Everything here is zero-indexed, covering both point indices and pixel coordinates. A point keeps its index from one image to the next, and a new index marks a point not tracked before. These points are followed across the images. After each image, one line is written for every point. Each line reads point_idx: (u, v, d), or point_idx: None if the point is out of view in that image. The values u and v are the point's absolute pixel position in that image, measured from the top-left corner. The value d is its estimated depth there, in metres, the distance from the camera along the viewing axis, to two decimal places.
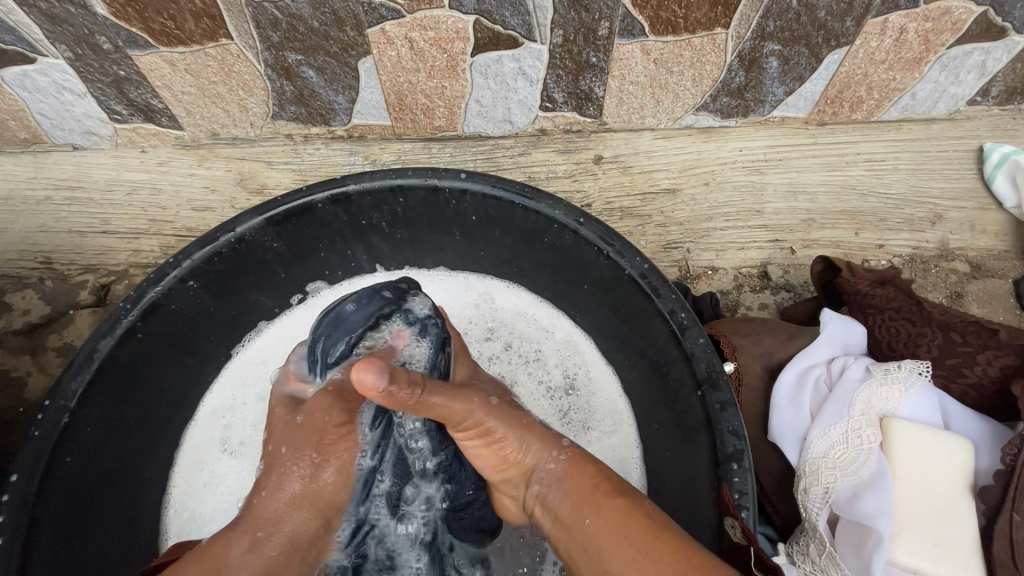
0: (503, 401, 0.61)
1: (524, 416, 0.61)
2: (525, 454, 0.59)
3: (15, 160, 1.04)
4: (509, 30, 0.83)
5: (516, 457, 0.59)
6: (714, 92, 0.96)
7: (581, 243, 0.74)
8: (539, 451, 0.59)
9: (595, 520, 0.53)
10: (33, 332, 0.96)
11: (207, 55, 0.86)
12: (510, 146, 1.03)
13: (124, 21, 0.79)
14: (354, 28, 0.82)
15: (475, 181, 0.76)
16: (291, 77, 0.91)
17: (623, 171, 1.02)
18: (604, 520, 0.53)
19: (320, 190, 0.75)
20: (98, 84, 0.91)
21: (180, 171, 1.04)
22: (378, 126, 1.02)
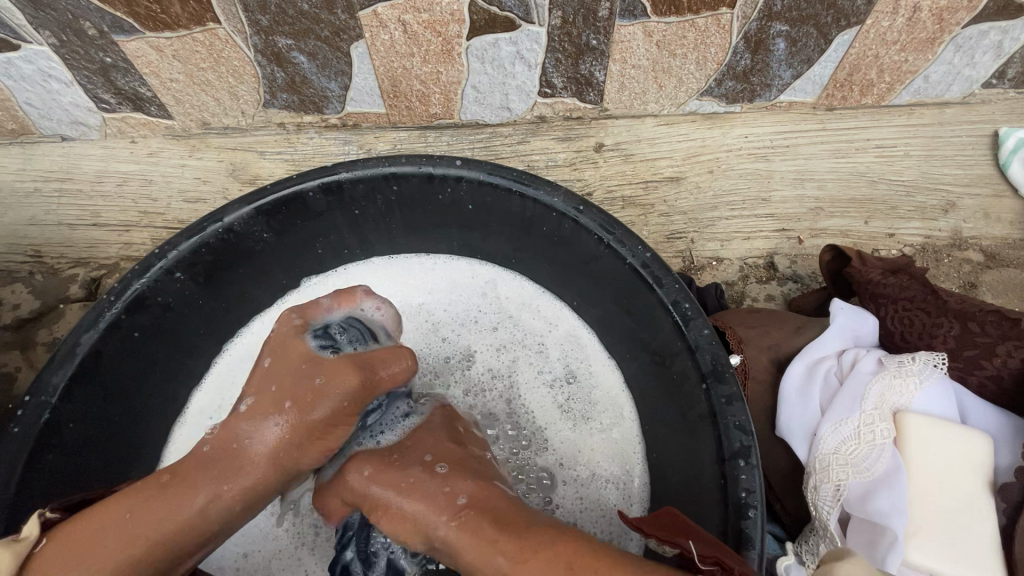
0: (380, 465, 0.61)
1: (401, 477, 0.59)
2: (416, 521, 0.55)
3: (3, 151, 1.02)
4: (505, 11, 0.80)
5: (401, 524, 0.56)
6: (719, 76, 0.93)
7: (580, 232, 0.72)
8: (426, 519, 0.54)
9: None
10: (22, 327, 0.94)
11: (195, 41, 0.83)
12: (509, 134, 1.01)
13: (108, 5, 0.77)
14: (345, 11, 0.79)
15: (470, 168, 0.73)
16: (282, 63, 0.88)
17: (625, 160, 0.99)
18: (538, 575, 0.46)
19: (311, 178, 0.73)
20: (84, 71, 0.88)
21: (171, 161, 1.02)
22: (373, 113, 0.99)
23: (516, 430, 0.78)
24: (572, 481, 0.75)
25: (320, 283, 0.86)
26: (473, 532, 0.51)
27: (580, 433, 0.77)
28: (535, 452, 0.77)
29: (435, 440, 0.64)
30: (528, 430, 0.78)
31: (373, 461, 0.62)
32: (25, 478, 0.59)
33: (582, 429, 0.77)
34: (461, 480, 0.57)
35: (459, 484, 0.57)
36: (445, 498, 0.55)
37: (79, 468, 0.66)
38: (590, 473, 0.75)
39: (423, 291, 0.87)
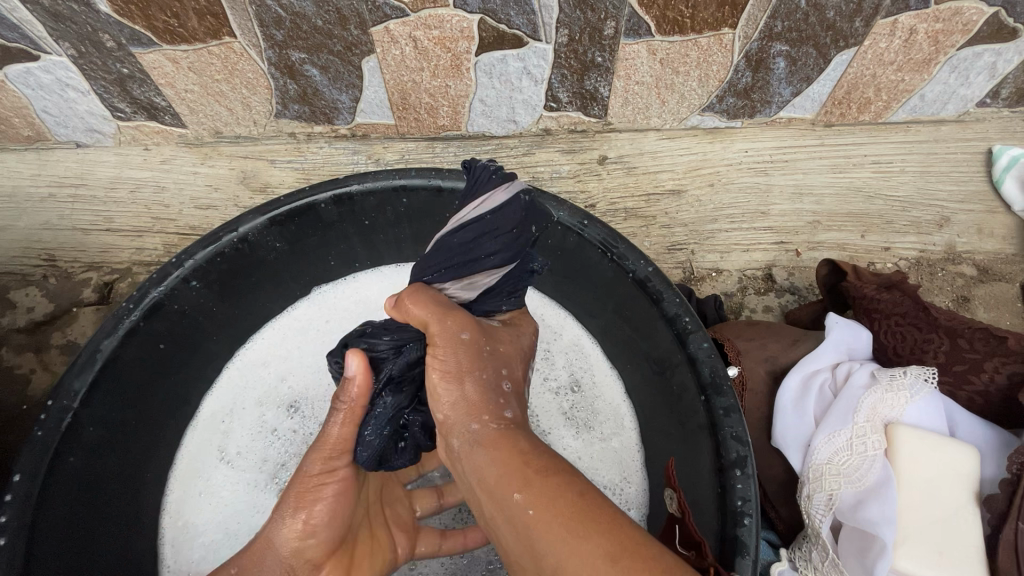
0: (477, 334, 0.54)
1: (484, 357, 0.54)
2: (459, 398, 0.51)
3: (19, 156, 1.04)
4: (513, 29, 0.82)
5: (447, 390, 0.51)
6: (720, 93, 0.95)
7: (584, 244, 0.74)
8: (472, 408, 0.50)
9: (531, 502, 0.42)
10: (36, 330, 0.96)
11: (210, 53, 0.86)
12: (514, 146, 1.03)
13: (128, 20, 0.79)
14: (358, 27, 0.82)
15: None
16: (294, 76, 0.90)
17: (628, 172, 1.02)
18: (550, 503, 0.41)
19: (323, 190, 0.75)
20: (101, 81, 0.90)
21: (183, 169, 1.04)
22: (382, 125, 1.01)
23: None
24: None
25: (329, 292, 0.89)
26: (504, 447, 0.47)
27: (582, 442, 0.79)
28: None
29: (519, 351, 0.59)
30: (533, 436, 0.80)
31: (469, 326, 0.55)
32: (47, 479, 0.61)
33: (584, 437, 0.80)
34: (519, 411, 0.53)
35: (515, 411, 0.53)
36: (497, 410, 0.51)
37: (97, 469, 0.68)
38: (591, 481, 0.77)
39: None
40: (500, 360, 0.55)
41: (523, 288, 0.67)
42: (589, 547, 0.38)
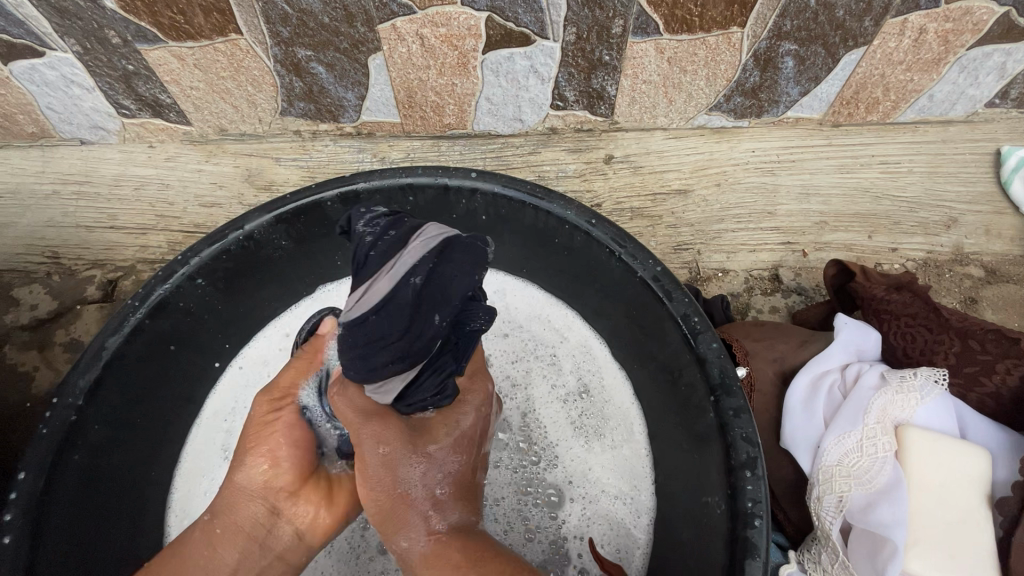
0: (396, 448, 0.58)
1: (411, 467, 0.58)
2: (393, 512, 0.59)
3: (24, 153, 1.04)
4: (521, 27, 0.82)
5: (379, 508, 0.59)
6: (728, 92, 0.95)
7: (592, 244, 0.74)
8: (404, 522, 0.58)
9: None
10: (39, 328, 0.96)
11: (216, 50, 0.85)
12: (520, 145, 1.02)
13: (134, 16, 0.79)
14: (365, 24, 0.81)
15: (485, 180, 0.76)
16: (300, 73, 0.90)
17: (634, 171, 1.01)
18: None
19: (329, 188, 0.75)
20: (107, 78, 0.90)
21: (188, 166, 1.04)
22: (388, 123, 1.01)
23: (527, 446, 0.80)
24: (579, 497, 0.76)
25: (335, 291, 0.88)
26: (435, 564, 0.56)
27: (590, 451, 0.79)
28: (544, 467, 0.78)
29: (462, 434, 0.61)
30: (539, 446, 0.80)
31: (392, 441, 0.58)
32: (52, 477, 0.61)
33: (592, 445, 0.79)
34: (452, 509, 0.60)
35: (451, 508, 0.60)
36: (426, 521, 0.59)
37: (103, 467, 0.68)
38: (599, 489, 0.76)
39: None
40: (432, 462, 0.59)
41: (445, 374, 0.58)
42: None
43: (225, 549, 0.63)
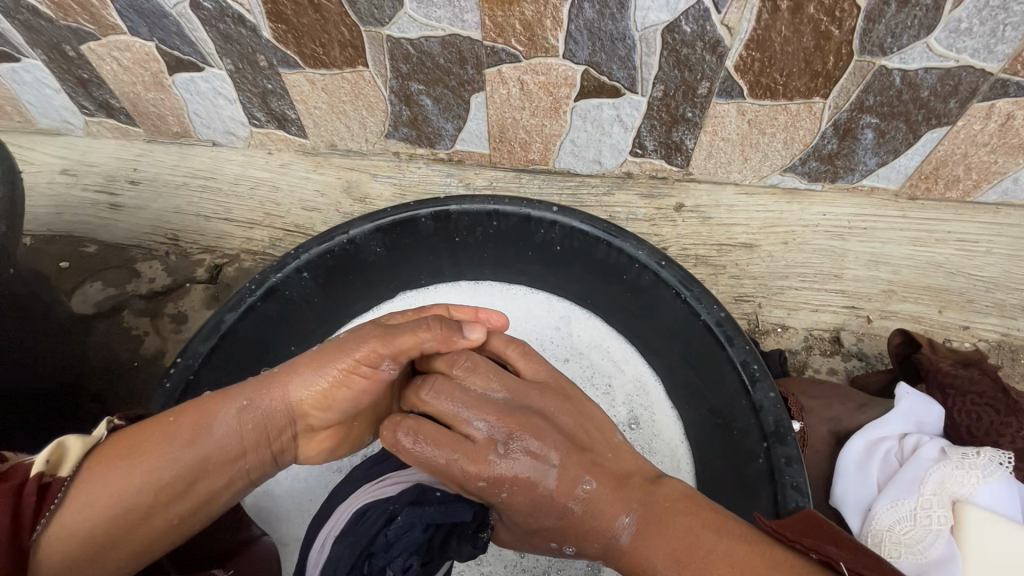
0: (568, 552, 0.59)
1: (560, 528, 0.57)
2: (608, 559, 0.55)
3: (165, 149, 1.21)
4: (613, 81, 0.90)
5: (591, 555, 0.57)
6: (804, 156, 0.98)
7: (659, 284, 0.79)
8: (609, 546, 0.54)
9: None
10: (153, 299, 1.11)
11: (344, 79, 0.99)
12: (596, 185, 1.09)
13: (283, 45, 0.94)
14: (474, 67, 0.92)
15: (566, 215, 0.83)
16: (410, 104, 1.01)
17: (702, 222, 1.06)
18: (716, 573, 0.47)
19: (425, 207, 0.85)
20: (248, 93, 1.05)
21: (297, 174, 1.17)
22: (477, 153, 1.09)
23: None
24: None
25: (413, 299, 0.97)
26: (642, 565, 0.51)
27: None
28: None
29: (527, 521, 0.58)
30: None
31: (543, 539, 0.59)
32: None
33: None
34: (608, 536, 0.54)
35: (603, 536, 0.54)
36: (609, 544, 0.54)
37: None
38: None
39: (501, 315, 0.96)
40: (547, 518, 0.56)
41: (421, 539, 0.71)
42: None
43: (216, 474, 0.61)
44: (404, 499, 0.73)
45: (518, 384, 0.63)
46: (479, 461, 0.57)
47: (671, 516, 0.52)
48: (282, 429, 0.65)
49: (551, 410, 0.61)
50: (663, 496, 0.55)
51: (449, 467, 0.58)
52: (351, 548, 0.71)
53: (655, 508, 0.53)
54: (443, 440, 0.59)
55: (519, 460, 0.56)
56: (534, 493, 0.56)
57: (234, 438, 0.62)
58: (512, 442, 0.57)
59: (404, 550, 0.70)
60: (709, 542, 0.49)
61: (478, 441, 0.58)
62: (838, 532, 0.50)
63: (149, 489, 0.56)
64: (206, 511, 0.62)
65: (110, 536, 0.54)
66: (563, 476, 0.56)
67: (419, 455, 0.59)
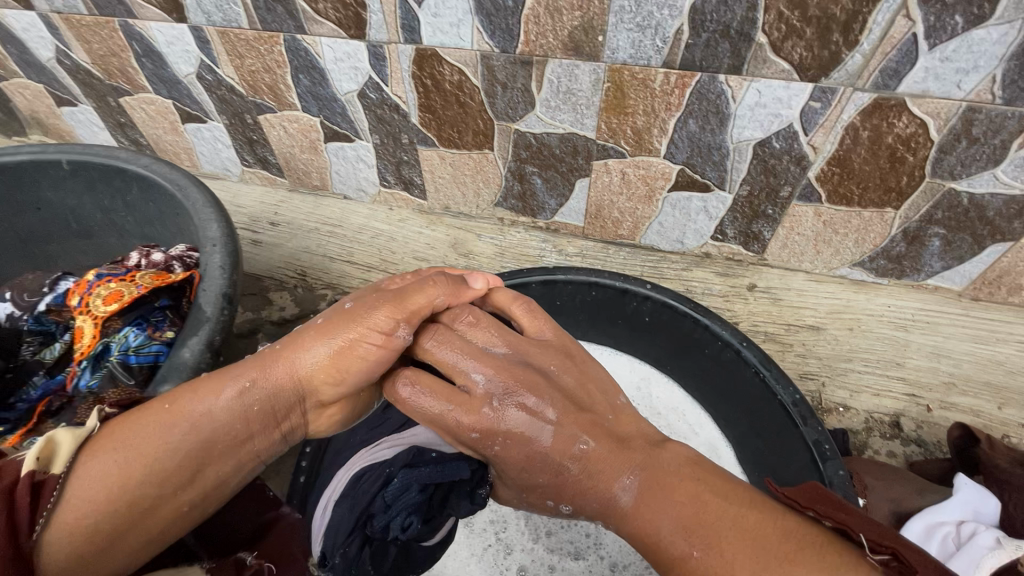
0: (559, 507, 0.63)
1: (547, 480, 0.61)
2: (609, 521, 0.58)
3: (302, 198, 1.42)
4: (705, 179, 1.05)
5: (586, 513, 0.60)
6: (873, 254, 1.09)
7: (739, 361, 0.91)
8: (604, 503, 0.57)
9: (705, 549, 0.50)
10: (282, 325, 1.28)
11: (470, 158, 1.17)
12: (676, 262, 1.23)
13: (427, 129, 1.13)
14: (584, 158, 1.09)
15: (659, 292, 0.97)
16: (522, 182, 1.19)
17: (773, 302, 1.17)
18: (717, 534, 0.50)
19: (537, 275, 1.00)
20: (385, 161, 1.25)
21: (412, 228, 1.35)
22: (573, 225, 1.25)
23: None
24: None
25: None
26: (644, 520, 0.54)
27: None
28: None
29: (520, 477, 0.63)
30: None
31: (537, 494, 0.64)
32: None
33: None
34: (607, 498, 0.57)
35: (603, 497, 0.57)
36: (607, 503, 0.57)
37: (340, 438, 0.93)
38: None
39: None
40: (536, 471, 0.61)
41: (416, 501, 0.78)
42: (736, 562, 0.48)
43: (224, 459, 0.61)
44: (399, 463, 0.80)
45: (522, 346, 0.67)
46: (473, 412, 0.62)
47: (677, 480, 0.55)
48: (288, 408, 0.64)
49: (551, 369, 0.64)
50: (669, 466, 0.56)
51: (445, 415, 0.63)
52: (354, 509, 0.79)
53: (659, 472, 0.56)
54: (442, 393, 0.64)
55: (514, 414, 0.61)
56: (530, 448, 0.60)
57: (235, 419, 0.61)
58: (511, 402, 0.61)
59: (403, 508, 0.77)
60: (717, 509, 0.52)
61: (474, 392, 0.64)
62: (844, 504, 0.53)
63: (148, 479, 0.56)
64: (214, 495, 0.62)
65: (115, 529, 0.55)
66: (561, 436, 0.59)
67: (421, 405, 0.64)
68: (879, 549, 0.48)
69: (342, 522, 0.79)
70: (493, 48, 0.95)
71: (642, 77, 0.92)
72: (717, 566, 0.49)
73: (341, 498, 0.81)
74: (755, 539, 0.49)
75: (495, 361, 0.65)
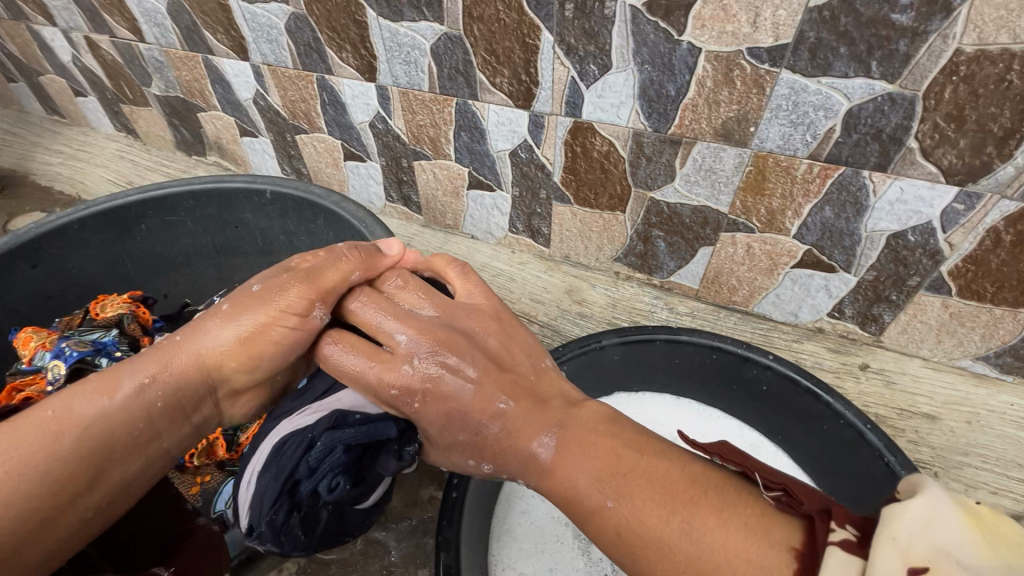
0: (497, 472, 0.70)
1: (503, 451, 0.67)
2: (562, 501, 0.63)
3: (432, 233, 1.58)
4: (831, 260, 1.10)
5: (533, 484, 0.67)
6: (999, 350, 1.10)
7: (862, 442, 0.94)
8: (548, 474, 0.64)
9: (633, 497, 0.58)
10: None
11: (600, 216, 1.28)
12: (788, 332, 1.27)
13: (566, 188, 1.26)
14: (713, 229, 1.17)
15: (781, 365, 1.02)
16: (646, 243, 1.28)
17: (886, 385, 1.19)
18: (666, 495, 0.57)
19: (662, 333, 1.08)
20: (519, 211, 1.38)
21: (531, 272, 1.47)
22: (687, 287, 1.33)
23: None
24: None
25: (625, 398, 1.18)
26: (568, 486, 0.62)
27: None
28: None
29: (438, 429, 0.71)
30: None
31: (482, 463, 0.71)
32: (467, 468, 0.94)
33: None
34: (527, 454, 0.66)
35: (525, 454, 0.66)
36: (532, 459, 0.65)
37: None
38: None
39: (697, 429, 1.13)
40: (449, 426, 0.70)
41: (332, 462, 0.80)
42: (672, 521, 0.55)
43: (129, 462, 0.69)
44: (321, 426, 0.79)
45: (449, 314, 0.77)
46: (393, 368, 0.71)
47: (588, 437, 0.64)
48: (198, 401, 0.75)
49: (476, 333, 0.74)
50: (582, 428, 0.66)
51: (365, 369, 0.73)
52: (277, 479, 0.81)
53: (574, 430, 0.66)
54: (391, 358, 0.72)
55: (435, 370, 0.69)
56: (451, 406, 0.69)
57: (136, 415, 0.69)
58: (428, 360, 0.70)
59: (330, 468, 0.80)
60: (630, 462, 0.61)
61: (387, 349, 0.74)
62: (743, 451, 0.64)
63: (56, 483, 0.63)
64: (124, 498, 0.70)
65: (21, 535, 0.61)
66: (479, 396, 0.68)
67: (331, 352, 0.76)
68: (772, 486, 0.58)
69: (267, 492, 0.82)
70: (646, 127, 1.06)
71: (785, 165, 1.00)
72: (629, 510, 0.57)
73: (263, 464, 0.83)
74: (683, 486, 0.58)
75: (421, 324, 0.74)
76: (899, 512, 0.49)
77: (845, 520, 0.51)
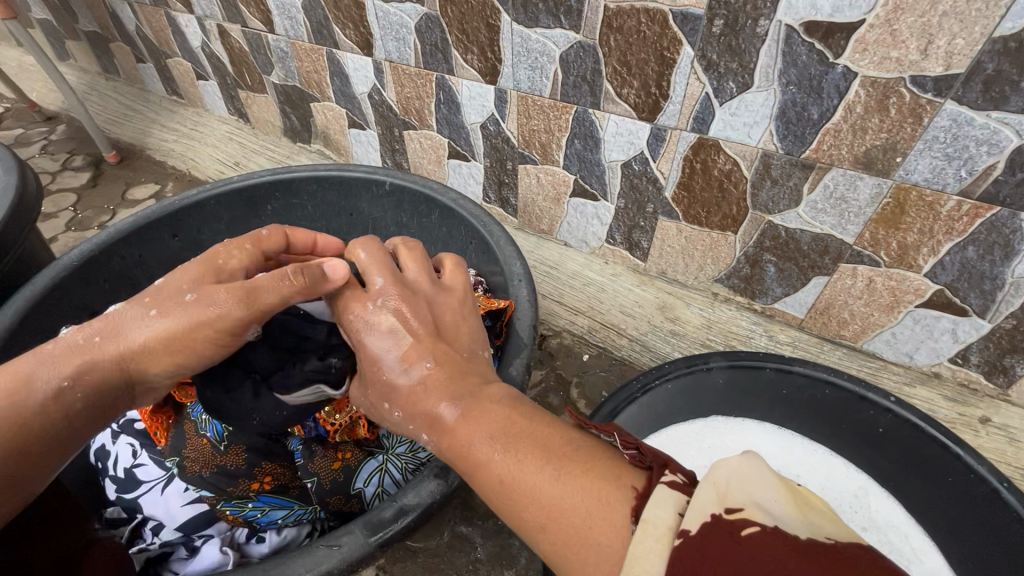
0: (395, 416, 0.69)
1: (417, 408, 0.65)
2: (461, 460, 0.60)
3: (525, 236, 1.59)
4: (964, 303, 1.04)
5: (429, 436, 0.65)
6: None
7: (996, 500, 0.88)
8: (446, 432, 0.62)
9: (509, 454, 0.56)
10: None
11: (708, 235, 1.26)
12: (899, 374, 1.20)
13: (676, 204, 1.24)
14: (832, 258, 1.13)
15: (903, 408, 0.99)
16: (754, 266, 1.25)
17: (1009, 443, 1.11)
18: (527, 450, 0.56)
19: (774, 361, 1.07)
20: (620, 222, 1.37)
21: (623, 284, 1.46)
22: (791, 315, 1.28)
23: None
24: None
25: (719, 421, 1.11)
26: (461, 443, 0.60)
27: None
28: None
29: (371, 372, 0.71)
30: None
31: (392, 408, 0.69)
32: None
33: None
34: (432, 413, 0.63)
35: (430, 413, 0.64)
36: (432, 416, 0.64)
37: None
38: None
39: (797, 464, 1.05)
40: (378, 368, 0.70)
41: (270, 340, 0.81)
42: (539, 471, 0.54)
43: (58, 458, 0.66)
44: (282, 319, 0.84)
45: (423, 283, 0.78)
46: (362, 300, 0.74)
47: (496, 404, 0.62)
48: (121, 393, 0.69)
49: (437, 299, 0.76)
50: (490, 394, 0.64)
51: (344, 304, 0.75)
52: None
53: (476, 399, 0.63)
54: (360, 295, 0.75)
55: (387, 314, 0.71)
56: (389, 354, 0.69)
57: (57, 419, 0.64)
58: (389, 304, 0.72)
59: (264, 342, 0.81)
60: (521, 424, 0.59)
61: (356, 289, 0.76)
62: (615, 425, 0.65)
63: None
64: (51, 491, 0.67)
65: None
66: (417, 346, 0.68)
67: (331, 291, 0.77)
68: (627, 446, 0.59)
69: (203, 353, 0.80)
70: (778, 149, 1.04)
71: (930, 200, 0.95)
72: (513, 462, 0.55)
73: None
74: (552, 440, 0.57)
75: (392, 273, 0.76)
76: (721, 471, 0.51)
77: (683, 474, 0.54)
